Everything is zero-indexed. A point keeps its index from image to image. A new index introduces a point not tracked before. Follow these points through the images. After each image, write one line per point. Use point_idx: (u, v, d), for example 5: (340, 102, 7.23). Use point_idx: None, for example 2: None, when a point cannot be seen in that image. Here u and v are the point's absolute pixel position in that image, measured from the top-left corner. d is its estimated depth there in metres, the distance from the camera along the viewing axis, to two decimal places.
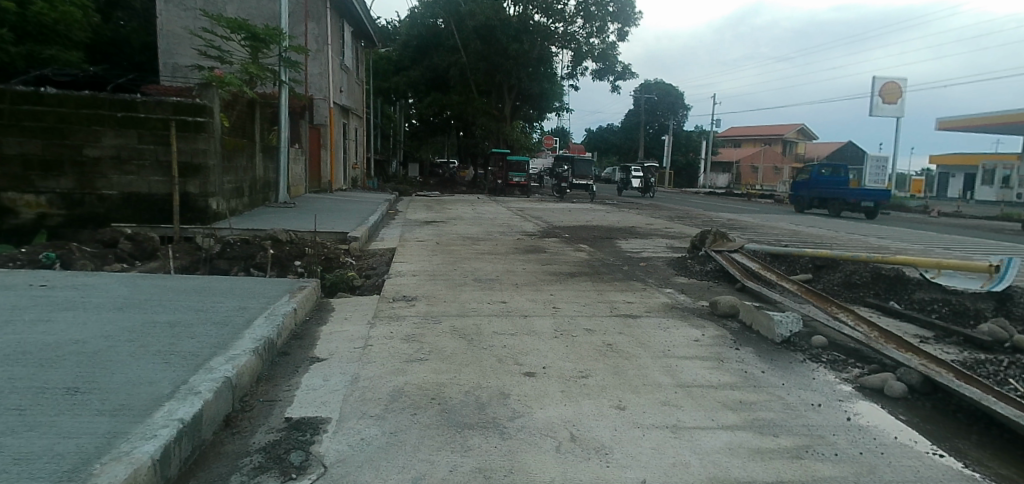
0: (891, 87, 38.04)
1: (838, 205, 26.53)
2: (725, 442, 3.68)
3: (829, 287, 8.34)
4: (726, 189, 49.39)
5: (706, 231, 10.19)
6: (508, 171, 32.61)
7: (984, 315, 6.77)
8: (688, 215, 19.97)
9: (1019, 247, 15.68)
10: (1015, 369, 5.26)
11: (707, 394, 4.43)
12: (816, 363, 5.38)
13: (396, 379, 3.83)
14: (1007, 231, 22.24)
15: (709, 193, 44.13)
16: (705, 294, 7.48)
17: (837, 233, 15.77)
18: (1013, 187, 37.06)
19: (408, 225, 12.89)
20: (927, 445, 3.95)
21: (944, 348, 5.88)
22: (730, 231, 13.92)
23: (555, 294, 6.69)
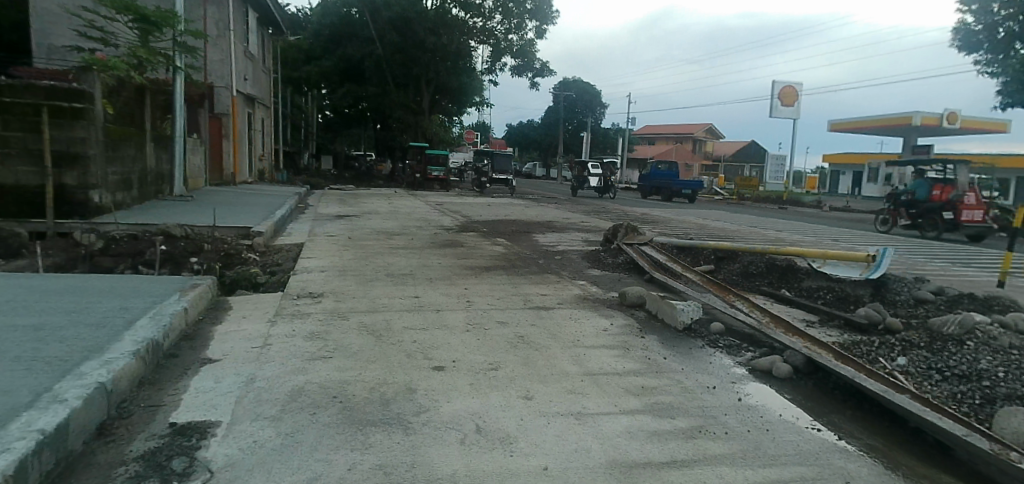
0: (789, 91, 40.72)
1: (667, 192, 32.61)
2: (625, 426, 3.87)
3: (728, 277, 8.87)
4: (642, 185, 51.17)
5: (618, 225, 10.52)
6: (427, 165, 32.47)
7: (862, 300, 7.41)
8: (604, 210, 20.51)
9: (896, 238, 17.24)
10: (885, 347, 5.82)
11: (611, 381, 4.60)
12: (713, 349, 5.72)
13: (296, 378, 3.72)
14: None
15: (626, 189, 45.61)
16: (615, 285, 7.73)
17: (741, 227, 16.72)
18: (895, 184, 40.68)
19: (319, 220, 12.47)
20: (807, 421, 4.32)
21: (827, 331, 6.40)
22: (642, 225, 14.43)
23: (470, 288, 6.69)
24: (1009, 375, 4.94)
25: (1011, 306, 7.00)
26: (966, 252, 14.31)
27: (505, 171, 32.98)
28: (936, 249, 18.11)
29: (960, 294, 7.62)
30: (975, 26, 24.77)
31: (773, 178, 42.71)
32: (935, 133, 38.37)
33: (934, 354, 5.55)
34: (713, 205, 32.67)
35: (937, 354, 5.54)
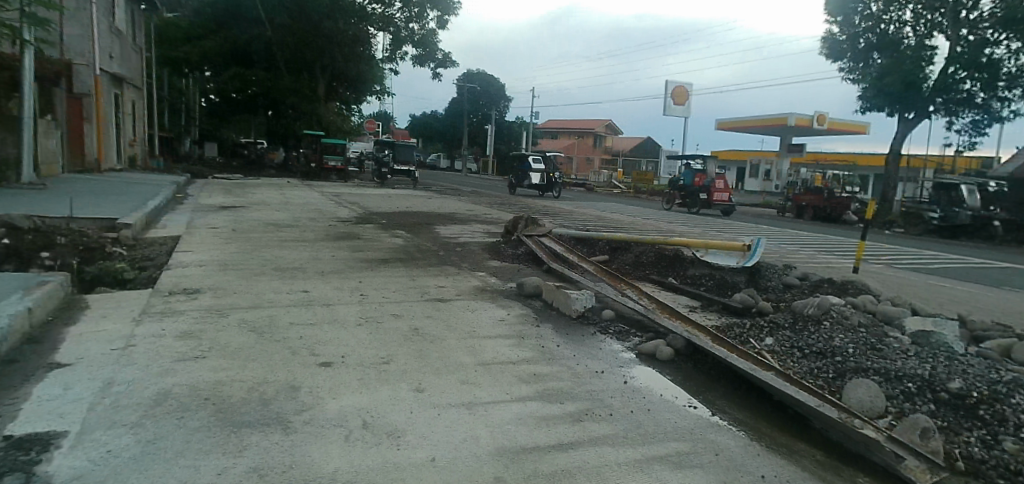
0: (681, 90, 43.03)
1: None
2: (516, 413, 3.95)
3: (621, 266, 9.28)
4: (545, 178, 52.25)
5: (518, 216, 10.64)
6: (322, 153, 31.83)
7: (739, 286, 8.00)
8: (506, 202, 20.74)
9: (771, 229, 18.75)
10: (756, 329, 6.37)
11: (505, 370, 4.65)
12: (604, 334, 5.98)
13: (162, 380, 3.45)
14: (764, 217, 26.50)
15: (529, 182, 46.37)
16: (513, 276, 7.83)
17: (635, 218, 17.52)
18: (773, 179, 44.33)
19: (199, 211, 11.64)
20: (685, 400, 4.67)
21: (707, 315, 6.90)
22: (542, 217, 14.75)
23: (364, 281, 6.52)
24: (856, 351, 5.56)
25: (861, 288, 7.83)
26: (828, 241, 15.84)
27: (406, 162, 32.52)
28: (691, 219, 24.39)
29: (821, 279, 8.40)
30: (840, 36, 27.38)
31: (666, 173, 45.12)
32: (808, 133, 41.94)
33: (796, 334, 6.12)
34: (611, 198, 33.94)
35: (799, 333, 6.12)
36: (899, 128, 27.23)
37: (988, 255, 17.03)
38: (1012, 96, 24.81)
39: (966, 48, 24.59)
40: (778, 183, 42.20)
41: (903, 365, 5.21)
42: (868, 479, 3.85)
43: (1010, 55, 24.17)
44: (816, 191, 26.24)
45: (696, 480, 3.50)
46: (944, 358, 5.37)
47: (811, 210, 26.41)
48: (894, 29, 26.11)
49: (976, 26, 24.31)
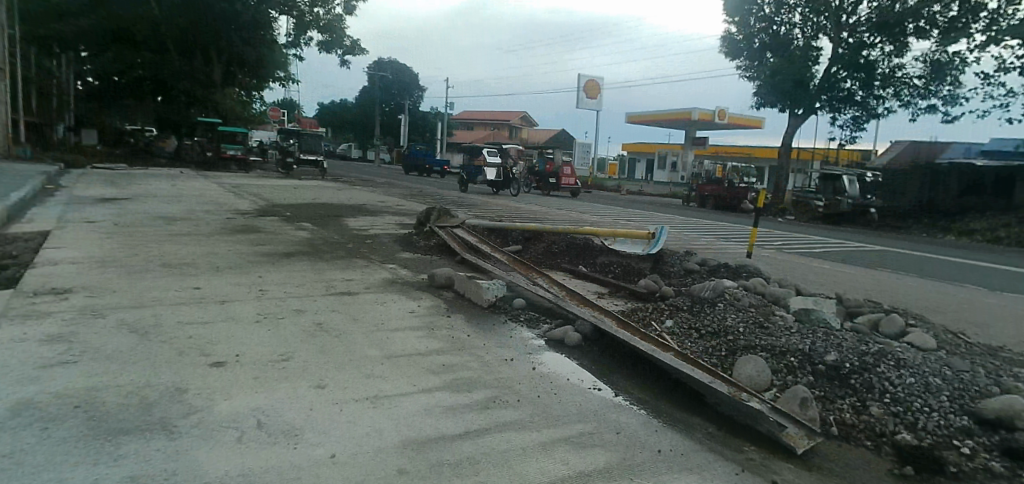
0: (592, 84, 44.12)
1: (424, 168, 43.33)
2: (422, 404, 3.91)
3: (534, 256, 9.43)
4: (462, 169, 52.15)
5: (431, 207, 10.52)
6: (221, 142, 30.28)
7: (644, 272, 8.33)
8: (420, 193, 20.50)
9: (675, 218, 19.70)
10: (658, 312, 6.69)
11: (413, 362, 4.60)
12: (515, 322, 6.07)
13: (23, 389, 3.14)
14: (670, 206, 27.84)
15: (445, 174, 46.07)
16: (424, 267, 7.73)
17: (548, 209, 17.85)
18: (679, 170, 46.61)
19: (77, 204, 10.68)
20: (590, 383, 4.84)
21: (614, 301, 7.17)
22: (456, 208, 14.69)
23: (264, 276, 6.22)
24: (746, 329, 5.95)
25: (754, 271, 8.38)
26: (727, 228, 16.83)
27: (314, 151, 31.40)
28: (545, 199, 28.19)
29: (719, 264, 8.90)
30: (737, 35, 29.15)
31: (580, 164, 46.26)
32: (710, 127, 44.22)
33: (694, 315, 6.47)
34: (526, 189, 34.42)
35: (697, 315, 6.47)
36: (790, 123, 29.29)
37: (864, 239, 18.74)
38: (886, 95, 27.30)
39: (847, 49, 26.79)
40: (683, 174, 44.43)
41: (786, 340, 5.64)
42: (755, 449, 4.16)
43: (884, 57, 26.56)
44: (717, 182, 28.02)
45: (598, 459, 3.64)
46: (822, 333, 5.88)
47: (713, 199, 28.00)
48: (785, 30, 27.93)
49: (856, 30, 26.51)
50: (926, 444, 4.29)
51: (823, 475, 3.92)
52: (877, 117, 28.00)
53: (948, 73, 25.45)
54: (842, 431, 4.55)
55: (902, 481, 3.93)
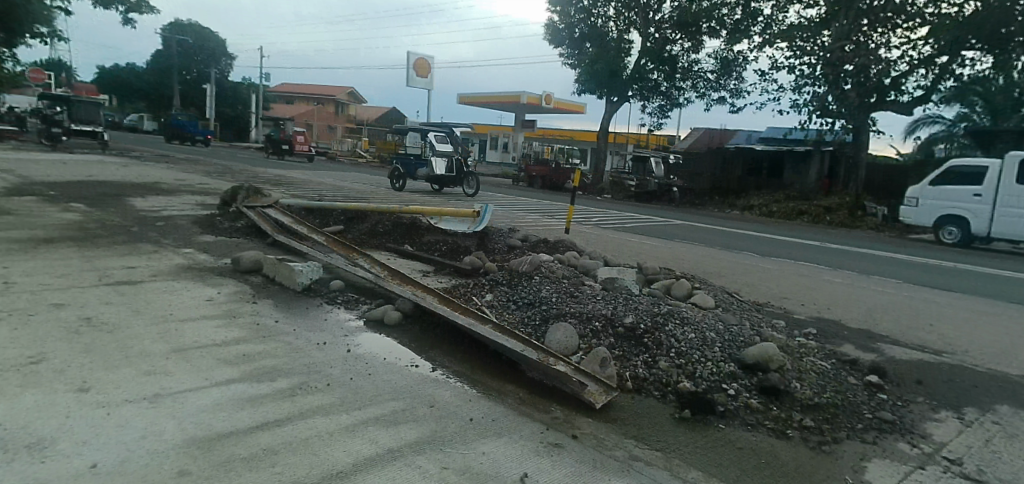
0: (422, 62, 43.58)
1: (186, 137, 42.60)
2: (215, 398, 3.58)
3: (357, 237, 9.10)
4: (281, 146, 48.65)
5: (239, 186, 9.61)
6: None
7: (470, 249, 8.40)
8: (228, 171, 18.72)
9: (502, 197, 20.29)
10: (479, 288, 6.84)
11: (208, 353, 4.18)
12: (331, 305, 5.80)
13: None
14: (498, 186, 28.71)
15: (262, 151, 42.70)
16: (228, 251, 7.06)
17: (375, 188, 17.33)
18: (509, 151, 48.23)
19: None
20: (409, 360, 4.81)
21: (438, 279, 7.18)
22: (271, 187, 13.64)
23: (13, 269, 5.24)
24: (558, 298, 6.33)
25: (569, 246, 8.89)
26: (551, 206, 17.71)
27: (90, 122, 27.55)
28: (280, 157, 34.07)
29: (539, 240, 9.32)
30: (559, 24, 30.60)
31: None
32: (537, 110, 46.01)
33: (512, 289, 6.71)
34: (351, 168, 33.11)
35: (514, 288, 6.73)
36: (607, 109, 31.54)
37: (665, 214, 20.92)
38: (685, 86, 30.62)
39: (654, 44, 29.49)
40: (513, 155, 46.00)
41: (593, 307, 6.09)
42: (559, 408, 4.46)
43: (683, 52, 29.73)
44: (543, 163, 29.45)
45: (408, 434, 3.62)
46: (624, 299, 6.43)
47: (539, 179, 29.36)
48: (601, 22, 29.88)
49: (660, 26, 29.25)
50: (702, 389, 4.91)
51: (617, 425, 4.32)
52: (679, 106, 31.25)
53: (733, 69, 29.19)
54: (635, 384, 5.05)
55: (681, 424, 4.48)
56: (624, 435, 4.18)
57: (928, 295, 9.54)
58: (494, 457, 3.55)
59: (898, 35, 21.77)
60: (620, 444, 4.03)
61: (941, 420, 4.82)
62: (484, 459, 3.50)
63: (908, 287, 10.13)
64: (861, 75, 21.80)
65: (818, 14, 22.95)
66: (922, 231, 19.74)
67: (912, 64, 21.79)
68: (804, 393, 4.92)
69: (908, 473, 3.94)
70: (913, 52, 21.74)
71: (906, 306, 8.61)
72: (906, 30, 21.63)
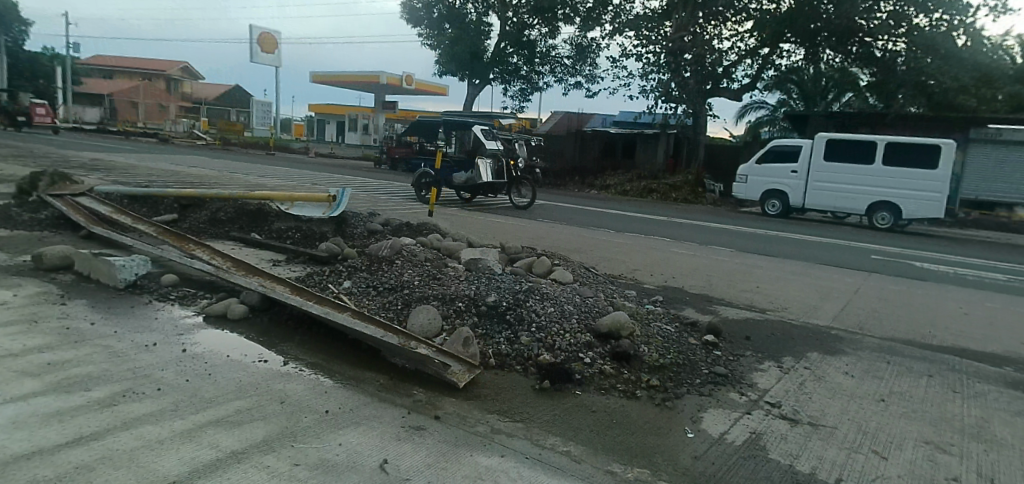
0: (267, 38, 40.73)
1: None
2: (12, 416, 3.11)
3: (194, 226, 8.31)
4: (99, 126, 43.26)
5: (42, 172, 8.32)
6: None
7: (327, 235, 7.97)
8: (29, 155, 16.30)
9: (361, 182, 19.73)
10: (335, 275, 6.55)
11: (2, 366, 3.62)
12: (163, 302, 5.24)
13: None
14: (355, 169, 27.83)
15: (74, 134, 37.69)
16: (30, 247, 6.10)
17: (215, 173, 16.00)
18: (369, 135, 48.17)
19: None
20: (256, 356, 4.49)
21: (292, 268, 6.77)
22: (86, 174, 12.03)
23: None
24: (420, 282, 6.24)
25: (432, 228, 8.79)
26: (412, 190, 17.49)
27: None
28: (20, 132, 33.68)
29: (401, 224, 9.09)
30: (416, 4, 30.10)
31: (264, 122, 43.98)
32: (397, 91, 44.97)
33: (371, 274, 6.51)
34: (185, 151, 30.22)
35: (374, 273, 6.52)
36: (468, 92, 31.66)
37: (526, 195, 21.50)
38: (544, 71, 31.31)
39: (512, 28, 29.93)
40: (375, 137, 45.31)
41: (455, 288, 6.09)
42: (422, 390, 4.42)
43: (541, 37, 30.47)
44: (405, 146, 30.09)
45: (255, 433, 3.38)
46: (486, 279, 6.49)
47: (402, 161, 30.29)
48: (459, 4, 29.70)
49: (517, 11, 29.71)
50: (560, 359, 5.10)
51: (479, 401, 4.37)
52: (539, 90, 32.10)
53: (587, 55, 30.50)
54: (498, 361, 5.15)
55: (542, 394, 4.64)
56: (486, 410, 4.24)
57: (756, 261, 10.74)
58: (353, 447, 3.43)
59: (729, 27, 24.05)
60: (482, 420, 4.08)
61: (765, 369, 5.45)
62: (341, 450, 3.37)
63: (741, 255, 11.31)
64: (698, 63, 23.83)
65: (660, 6, 24.63)
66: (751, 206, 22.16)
67: (740, 54, 24.20)
68: (651, 356, 5.29)
69: (738, 419, 4.41)
70: (740, 43, 24.10)
71: (739, 272, 9.62)
72: (735, 23, 23.98)
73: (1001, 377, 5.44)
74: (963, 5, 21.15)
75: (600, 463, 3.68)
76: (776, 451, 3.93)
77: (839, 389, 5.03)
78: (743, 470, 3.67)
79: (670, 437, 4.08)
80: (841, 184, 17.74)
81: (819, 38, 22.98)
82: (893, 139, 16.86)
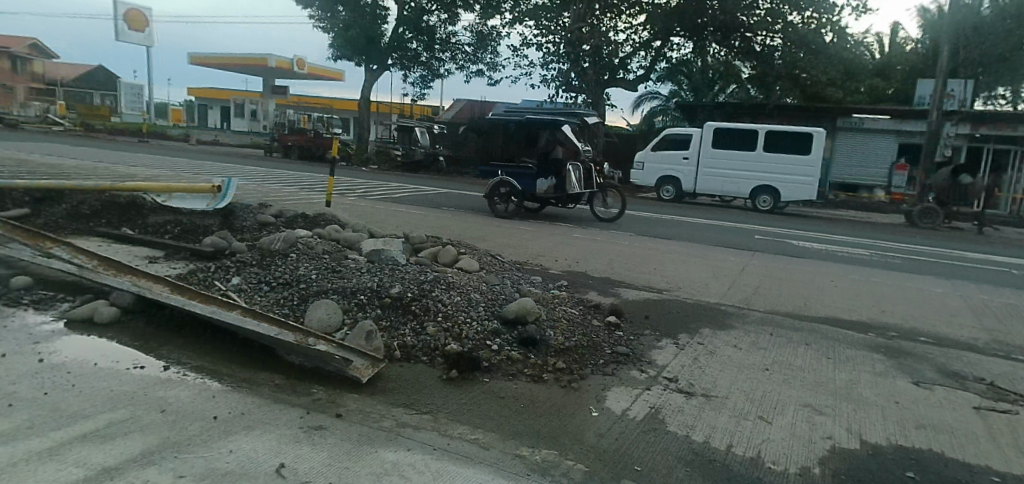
0: (136, 14, 37.38)
1: None
2: None
3: (52, 220, 7.45)
4: None
5: None
6: None
7: (211, 229, 7.40)
8: None
9: (249, 171, 18.67)
10: (222, 271, 6.10)
11: None
12: (15, 309, 4.69)
13: None
14: (244, 157, 26.30)
15: None
16: None
17: (78, 162, 14.49)
18: (259, 121, 45.73)
19: None
20: (131, 361, 4.12)
21: (171, 265, 6.25)
22: None
23: None
24: (318, 275, 5.94)
25: (330, 220, 8.44)
26: (308, 180, 16.76)
27: None
28: None
29: (295, 215, 8.64)
30: None
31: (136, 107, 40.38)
32: (289, 76, 42.88)
33: (264, 268, 6.13)
34: (41, 137, 27.15)
35: (267, 268, 6.14)
36: (366, 78, 30.67)
37: (429, 183, 21.27)
38: (445, 58, 30.90)
39: (410, 13, 29.31)
40: (265, 124, 43.01)
41: (356, 281, 5.85)
42: (323, 388, 4.22)
43: (440, 24, 30.03)
44: (300, 132, 28.92)
45: (132, 443, 3.11)
46: (389, 270, 6.29)
47: (296, 149, 28.94)
48: None
49: None
50: (468, 348, 5.05)
51: (383, 395, 4.23)
52: (439, 77, 31.68)
53: (488, 43, 30.45)
54: (404, 353, 5.00)
55: (449, 385, 4.56)
56: (391, 404, 4.11)
57: (654, 243, 11.24)
58: (246, 453, 3.20)
59: (623, 20, 24.83)
60: (387, 415, 3.95)
61: (663, 347, 5.69)
62: (232, 457, 3.12)
63: (640, 238, 11.79)
64: (596, 54, 24.48)
65: None
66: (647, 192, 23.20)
67: (635, 47, 25.11)
68: (557, 340, 5.36)
69: (639, 395, 4.57)
70: (634, 36, 24.98)
71: (637, 254, 10.01)
72: (629, 17, 24.79)
73: (867, 342, 6.03)
74: (829, 5, 23.18)
75: (509, 448, 3.67)
76: (674, 423, 4.11)
77: (729, 362, 5.35)
78: (644, 444, 3.80)
79: (577, 417, 4.15)
80: (728, 169, 18.98)
81: (705, 33, 24.30)
82: (772, 127, 18.21)
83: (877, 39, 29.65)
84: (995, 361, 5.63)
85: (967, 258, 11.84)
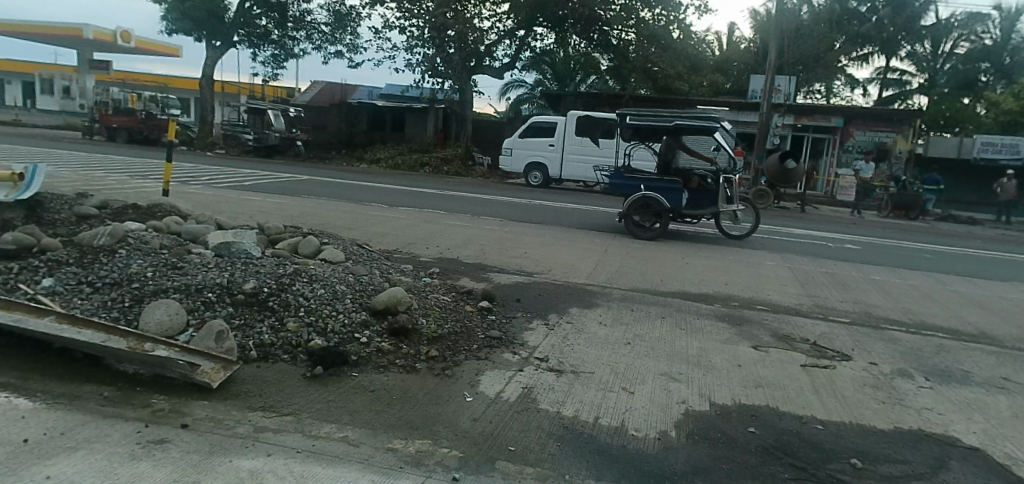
0: None
1: None
2: None
3: None
4: None
5: None
6: None
7: (13, 224, 6.31)
8: None
9: (61, 155, 16.35)
10: (30, 271, 5.23)
11: None
12: None
13: None
14: (58, 141, 23.04)
15: None
16: None
17: None
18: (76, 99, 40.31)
19: None
20: None
21: None
22: None
23: None
24: (156, 273, 5.30)
25: (169, 210, 7.59)
26: (139, 165, 14.97)
27: None
28: None
29: (123, 205, 7.65)
30: None
31: None
32: (112, 49, 38.14)
33: (86, 267, 5.35)
34: None
35: (90, 267, 5.36)
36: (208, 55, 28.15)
37: (284, 169, 19.97)
38: (299, 37, 29.14)
39: None
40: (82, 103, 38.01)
41: (203, 277, 5.29)
42: (164, 397, 3.76)
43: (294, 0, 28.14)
44: (128, 113, 25.94)
45: None
46: (241, 264, 5.76)
47: (125, 132, 25.93)
48: None
49: None
50: (333, 343, 4.74)
51: (237, 399, 3.86)
52: (294, 57, 29.85)
53: (347, 24, 29.08)
54: (261, 352, 4.60)
55: (314, 383, 4.26)
56: (246, 409, 3.75)
57: (523, 228, 11.44)
58: (65, 479, 2.75)
59: (488, 8, 24.94)
60: (242, 421, 3.59)
61: (534, 328, 5.78)
62: None
63: (509, 223, 11.93)
64: (461, 40, 24.39)
65: None
66: (514, 179, 23.68)
67: (499, 35, 25.34)
68: (429, 329, 5.23)
69: (511, 377, 4.59)
70: (499, 24, 25.22)
71: (506, 240, 10.11)
72: (493, 5, 24.93)
73: (716, 312, 6.57)
74: (676, 3, 24.96)
75: (380, 442, 3.50)
76: (545, 400, 4.18)
77: (594, 338, 5.56)
78: (517, 424, 3.81)
79: (451, 404, 4.07)
80: (590, 155, 19.84)
81: (565, 24, 25.14)
82: None
83: (717, 37, 32.48)
84: (818, 324, 6.37)
85: (793, 233, 13.32)
